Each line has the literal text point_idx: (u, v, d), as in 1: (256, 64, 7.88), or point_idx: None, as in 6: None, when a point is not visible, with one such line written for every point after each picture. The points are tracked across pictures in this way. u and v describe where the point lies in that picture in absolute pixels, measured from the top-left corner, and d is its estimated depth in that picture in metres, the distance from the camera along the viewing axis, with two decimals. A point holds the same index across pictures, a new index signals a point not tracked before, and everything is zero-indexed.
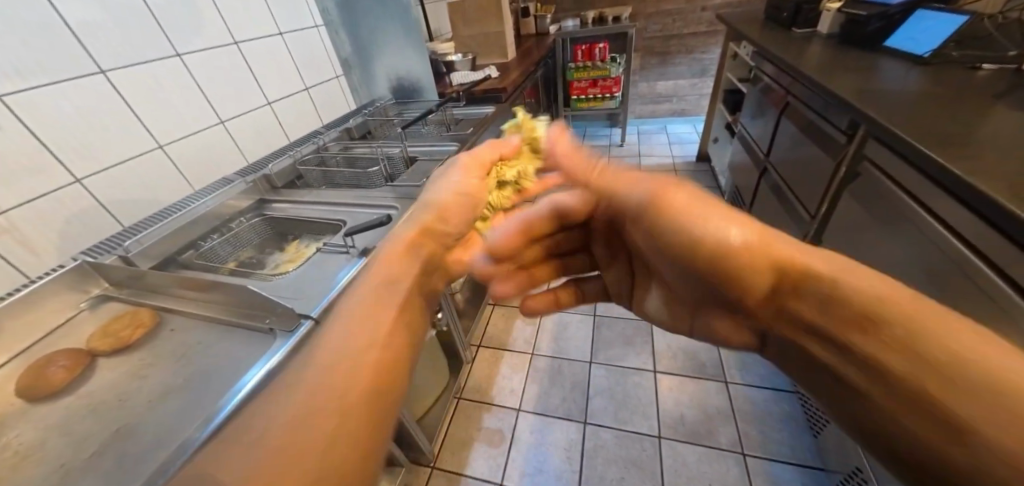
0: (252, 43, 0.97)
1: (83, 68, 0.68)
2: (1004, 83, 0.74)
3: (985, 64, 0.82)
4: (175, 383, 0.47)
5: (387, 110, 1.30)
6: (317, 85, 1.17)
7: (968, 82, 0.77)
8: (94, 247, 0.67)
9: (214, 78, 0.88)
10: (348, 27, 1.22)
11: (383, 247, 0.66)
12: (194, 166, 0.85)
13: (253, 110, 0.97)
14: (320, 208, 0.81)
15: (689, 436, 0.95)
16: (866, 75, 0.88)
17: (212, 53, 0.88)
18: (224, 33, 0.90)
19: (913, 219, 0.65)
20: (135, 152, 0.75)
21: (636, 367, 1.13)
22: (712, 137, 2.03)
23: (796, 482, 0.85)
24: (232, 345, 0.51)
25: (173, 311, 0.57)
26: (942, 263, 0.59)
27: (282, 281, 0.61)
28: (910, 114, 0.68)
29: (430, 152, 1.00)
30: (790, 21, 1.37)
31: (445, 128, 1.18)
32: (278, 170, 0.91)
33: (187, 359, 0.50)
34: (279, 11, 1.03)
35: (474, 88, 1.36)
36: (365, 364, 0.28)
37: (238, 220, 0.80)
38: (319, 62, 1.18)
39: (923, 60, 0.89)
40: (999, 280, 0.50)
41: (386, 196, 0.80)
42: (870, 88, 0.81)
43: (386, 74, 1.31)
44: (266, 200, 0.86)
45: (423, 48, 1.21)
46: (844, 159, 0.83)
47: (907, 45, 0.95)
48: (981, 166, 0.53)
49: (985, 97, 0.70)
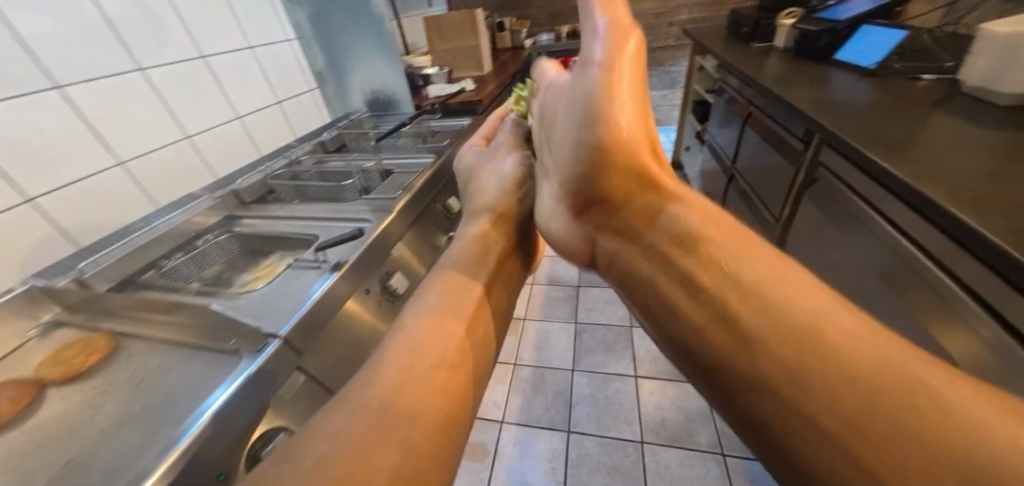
0: (220, 56, 0.95)
1: (37, 83, 0.65)
2: (942, 92, 0.79)
3: (924, 75, 0.88)
4: (132, 411, 0.45)
5: (363, 123, 1.29)
6: (289, 99, 1.16)
7: (911, 92, 0.82)
8: (50, 271, 0.65)
9: (179, 92, 0.86)
10: (320, 42, 1.21)
11: (356, 261, 0.65)
12: (158, 184, 0.82)
13: (222, 125, 0.95)
14: (292, 223, 0.79)
15: (671, 439, 0.96)
16: (820, 86, 0.93)
17: (178, 68, 0.86)
18: (191, 47, 0.88)
19: (866, 221, 0.69)
20: (94, 170, 0.72)
21: (618, 373, 1.14)
22: (684, 146, 2.09)
23: (773, 479, 0.87)
24: (193, 369, 0.49)
25: (133, 335, 0.54)
26: (894, 260, 0.63)
27: (249, 300, 0.59)
28: (859, 124, 0.72)
29: (405, 164, 1.00)
30: (749, 36, 1.44)
31: (421, 140, 1.17)
32: (247, 185, 0.89)
33: (146, 386, 0.47)
34: (247, 24, 1.02)
35: (449, 101, 1.37)
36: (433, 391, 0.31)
37: (204, 238, 0.77)
38: (292, 75, 1.17)
39: (870, 71, 0.95)
40: (943, 275, 0.53)
41: (362, 209, 0.79)
42: (823, 99, 0.86)
43: (360, 87, 1.30)
44: (235, 216, 0.83)
45: (397, 61, 1.22)
46: (802, 165, 0.87)
47: (854, 58, 1.02)
48: (921, 170, 0.56)
49: (925, 105, 0.75)
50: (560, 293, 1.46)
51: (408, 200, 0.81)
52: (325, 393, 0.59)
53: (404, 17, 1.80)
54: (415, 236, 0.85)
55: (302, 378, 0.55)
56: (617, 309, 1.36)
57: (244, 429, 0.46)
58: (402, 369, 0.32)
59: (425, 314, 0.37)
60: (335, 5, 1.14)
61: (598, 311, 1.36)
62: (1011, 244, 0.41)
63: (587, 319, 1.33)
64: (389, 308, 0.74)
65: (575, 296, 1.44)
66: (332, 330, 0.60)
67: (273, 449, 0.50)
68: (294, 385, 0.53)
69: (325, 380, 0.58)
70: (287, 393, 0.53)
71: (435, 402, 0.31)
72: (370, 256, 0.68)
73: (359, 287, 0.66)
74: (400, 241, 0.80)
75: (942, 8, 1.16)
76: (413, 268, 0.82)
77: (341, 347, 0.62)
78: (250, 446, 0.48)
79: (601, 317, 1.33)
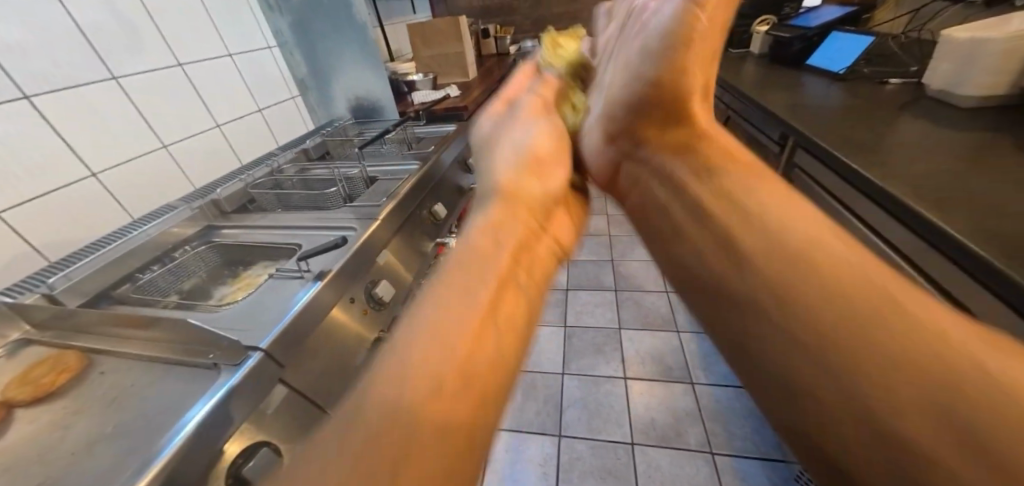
0: (198, 64, 0.93)
1: (3, 93, 0.62)
2: (908, 96, 0.83)
3: (890, 79, 0.91)
4: (104, 431, 0.43)
5: (347, 130, 1.28)
6: (270, 106, 1.14)
7: (879, 95, 0.86)
8: (16, 285, 0.62)
9: (155, 100, 0.84)
10: (302, 48, 1.20)
11: (340, 270, 0.64)
12: (133, 194, 0.80)
13: (200, 133, 0.93)
14: (274, 232, 0.78)
15: (660, 440, 0.97)
16: (795, 91, 0.96)
17: (154, 76, 0.84)
18: (168, 55, 0.87)
19: (840, 220, 0.71)
20: (65, 182, 0.69)
21: (608, 375, 1.15)
22: None
23: (761, 476, 0.88)
24: (171, 385, 0.47)
25: (106, 352, 0.52)
26: (867, 258, 0.65)
27: (229, 312, 0.57)
28: (831, 127, 0.75)
29: (391, 171, 0.99)
30: (727, 42, 1.48)
31: (406, 146, 1.17)
32: (227, 194, 0.87)
33: (120, 404, 0.46)
34: (226, 32, 1.00)
35: (434, 107, 1.36)
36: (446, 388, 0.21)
37: (182, 249, 0.76)
38: (273, 83, 1.15)
39: (840, 76, 0.99)
40: (912, 271, 0.55)
41: (346, 217, 0.78)
42: (798, 103, 0.89)
43: (344, 94, 1.29)
44: (214, 226, 0.82)
45: (381, 68, 1.21)
46: (779, 166, 0.90)
47: (824, 64, 1.06)
48: (889, 170, 0.58)
49: (892, 108, 0.78)
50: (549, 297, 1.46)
51: (393, 207, 0.80)
52: (310, 405, 0.58)
53: (388, 24, 1.80)
54: (401, 243, 0.84)
55: (285, 391, 0.54)
56: (605, 311, 1.37)
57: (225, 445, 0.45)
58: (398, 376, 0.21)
59: (422, 311, 0.25)
60: (317, 13, 1.13)
61: (587, 314, 1.37)
62: (973, 240, 0.43)
63: (576, 322, 1.34)
64: (375, 316, 0.73)
65: (564, 300, 1.44)
66: (316, 341, 0.59)
67: (256, 466, 0.48)
68: (276, 399, 0.53)
69: (309, 392, 0.57)
70: (269, 407, 0.52)
71: (436, 455, 0.19)
72: (354, 265, 0.68)
73: (344, 296, 0.65)
74: (386, 249, 0.79)
75: (907, 15, 1.21)
76: (400, 275, 0.82)
77: (326, 358, 0.61)
78: (230, 462, 0.46)
79: (591, 321, 1.34)
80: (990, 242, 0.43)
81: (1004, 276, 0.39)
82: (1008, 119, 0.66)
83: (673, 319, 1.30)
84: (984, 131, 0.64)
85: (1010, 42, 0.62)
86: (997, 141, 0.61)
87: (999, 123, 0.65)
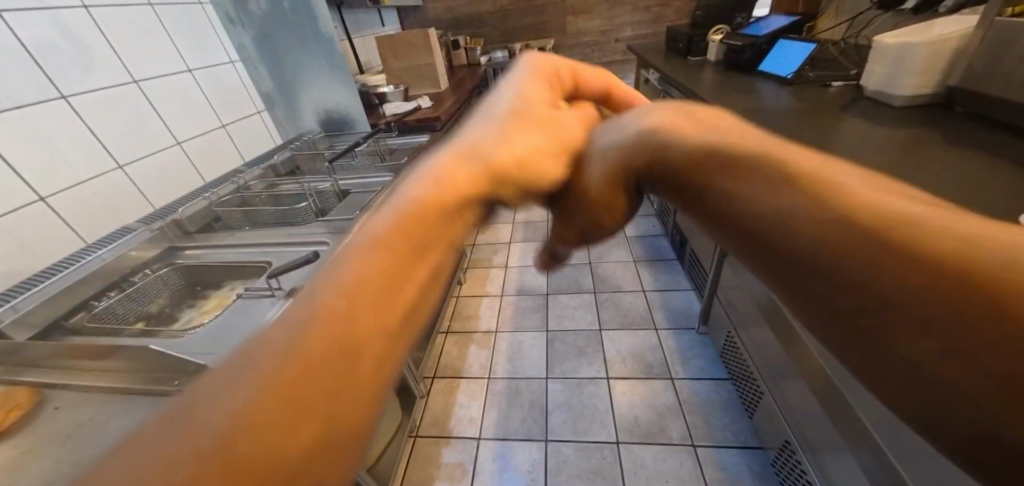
0: (156, 81, 0.90)
1: None
2: (848, 97, 0.90)
3: (833, 82, 0.99)
4: (60, 470, 0.40)
5: (317, 143, 1.26)
6: (235, 121, 1.11)
7: (824, 97, 0.92)
8: None
9: (110, 119, 0.80)
10: (267, 62, 1.18)
11: None
12: (84, 217, 0.75)
13: (159, 151, 0.89)
14: (242, 251, 0.75)
15: (644, 436, 0.99)
16: (749, 95, 1.03)
17: (107, 93, 0.80)
18: (122, 71, 0.84)
19: None
20: (10, 207, 0.65)
21: (591, 376, 1.16)
22: None
23: (740, 463, 0.91)
24: (134, 417, 0.45)
25: (60, 386, 0.49)
26: None
27: (195, 336, 0.55)
28: (783, 129, 0.80)
29: (364, 184, 0.98)
30: (686, 51, 1.56)
31: (379, 158, 1.16)
32: (190, 214, 0.84)
33: (79, 440, 0.43)
34: (184, 47, 0.98)
35: (406, 118, 1.36)
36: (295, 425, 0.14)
37: (141, 273, 0.72)
38: (237, 97, 1.12)
39: (788, 81, 1.06)
40: None
41: (318, 231, 0.77)
42: (754, 107, 0.95)
43: (312, 108, 1.28)
44: (177, 246, 0.79)
45: (350, 80, 1.21)
46: None
47: (776, 69, 1.12)
48: None
49: (835, 109, 0.85)
50: (530, 303, 1.47)
51: None
52: None
53: (356, 37, 1.79)
54: None
55: None
56: (586, 313, 1.39)
57: None
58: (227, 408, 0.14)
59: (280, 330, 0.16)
60: (282, 27, 1.12)
61: (568, 317, 1.38)
62: None
63: (557, 326, 1.35)
64: None
65: (544, 304, 1.46)
66: None
67: None
68: None
69: None
70: None
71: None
72: None
73: None
74: None
75: (846, 23, 1.31)
76: None
77: None
78: None
79: (572, 323, 1.36)
80: None
81: None
82: (937, 115, 0.73)
83: (651, 317, 1.33)
84: (917, 127, 0.70)
85: (932, 46, 0.69)
86: (927, 135, 0.67)
87: (929, 119, 0.72)
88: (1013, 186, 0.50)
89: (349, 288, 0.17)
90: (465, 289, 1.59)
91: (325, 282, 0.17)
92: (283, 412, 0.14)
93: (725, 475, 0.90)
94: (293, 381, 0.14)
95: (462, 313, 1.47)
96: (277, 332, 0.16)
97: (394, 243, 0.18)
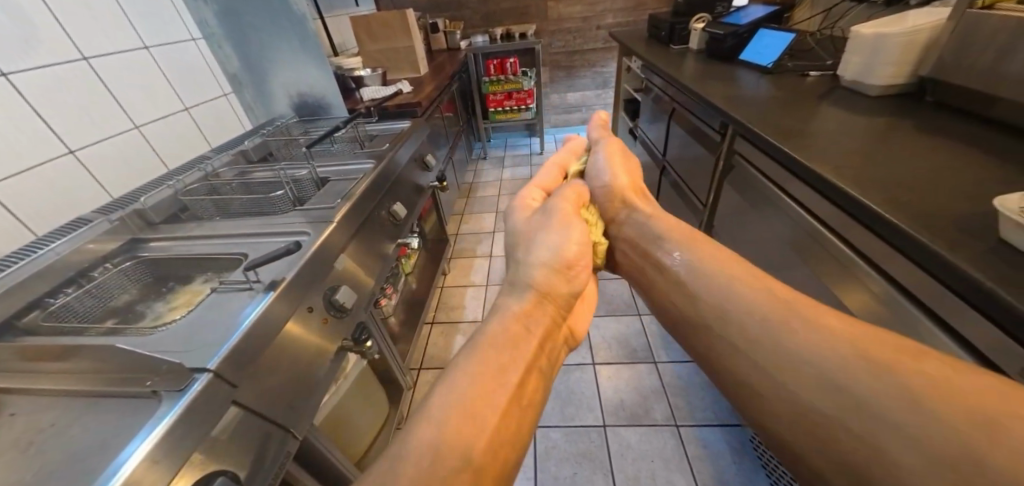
0: (108, 59, 0.83)
1: None
2: (825, 86, 0.92)
3: (810, 71, 1.01)
4: (20, 479, 0.37)
5: (291, 129, 1.20)
6: (199, 105, 1.03)
7: (802, 86, 0.95)
8: None
9: (57, 99, 0.73)
10: (233, 41, 1.10)
11: (295, 278, 0.60)
12: (33, 208, 0.69)
13: (115, 136, 0.82)
14: (213, 242, 0.71)
15: (629, 419, 1.01)
16: (730, 84, 1.04)
17: (55, 71, 0.73)
18: (69, 47, 0.76)
19: (775, 202, 0.77)
20: None
21: (577, 362, 1.18)
22: (618, 142, 2.12)
23: (721, 441, 0.95)
24: (102, 420, 0.42)
25: (15, 390, 0.45)
26: (801, 236, 0.71)
27: (165, 333, 0.52)
28: (764, 116, 0.82)
29: (344, 171, 0.94)
30: (667, 39, 1.56)
31: (358, 145, 1.12)
32: (154, 203, 0.79)
33: (42, 446, 0.40)
34: (138, 21, 0.89)
35: (385, 103, 1.31)
36: (476, 420, 0.32)
37: (102, 268, 0.67)
38: (200, 79, 1.05)
39: (767, 70, 1.08)
40: (836, 241, 0.62)
41: (296, 221, 0.73)
42: (734, 94, 0.96)
43: (284, 91, 1.20)
44: (140, 238, 0.73)
45: (324, 62, 1.14)
46: (720, 155, 0.97)
47: (755, 58, 1.14)
48: (816, 152, 0.65)
49: (813, 97, 0.87)
50: None
51: (348, 209, 0.76)
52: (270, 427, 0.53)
53: (328, 16, 1.70)
54: (361, 245, 0.82)
55: (237, 412, 0.49)
56: None
57: (171, 477, 0.40)
58: (440, 422, 0.31)
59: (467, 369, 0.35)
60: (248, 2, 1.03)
61: None
62: (885, 210, 0.49)
63: None
64: (337, 324, 0.70)
65: None
66: (275, 349, 0.56)
67: None
68: (229, 422, 0.48)
69: (267, 412, 0.53)
70: (221, 431, 0.47)
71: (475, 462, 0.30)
72: (310, 270, 0.63)
73: (302, 305, 0.62)
74: (343, 253, 0.75)
75: (821, 14, 1.34)
76: (360, 280, 0.79)
77: (285, 368, 0.57)
78: None
79: None
80: (897, 210, 0.49)
81: (913, 240, 0.45)
82: (909, 104, 0.76)
83: (634, 303, 1.35)
84: (890, 115, 0.73)
85: (907, 36, 0.71)
86: (900, 123, 0.69)
87: (902, 107, 0.75)
88: (980, 171, 0.53)
89: (487, 364, 0.35)
90: (449, 278, 1.57)
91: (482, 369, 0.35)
92: (465, 414, 0.32)
93: (707, 453, 0.93)
94: (474, 405, 0.32)
95: (446, 303, 1.46)
96: (462, 390, 0.33)
97: (510, 352, 0.36)
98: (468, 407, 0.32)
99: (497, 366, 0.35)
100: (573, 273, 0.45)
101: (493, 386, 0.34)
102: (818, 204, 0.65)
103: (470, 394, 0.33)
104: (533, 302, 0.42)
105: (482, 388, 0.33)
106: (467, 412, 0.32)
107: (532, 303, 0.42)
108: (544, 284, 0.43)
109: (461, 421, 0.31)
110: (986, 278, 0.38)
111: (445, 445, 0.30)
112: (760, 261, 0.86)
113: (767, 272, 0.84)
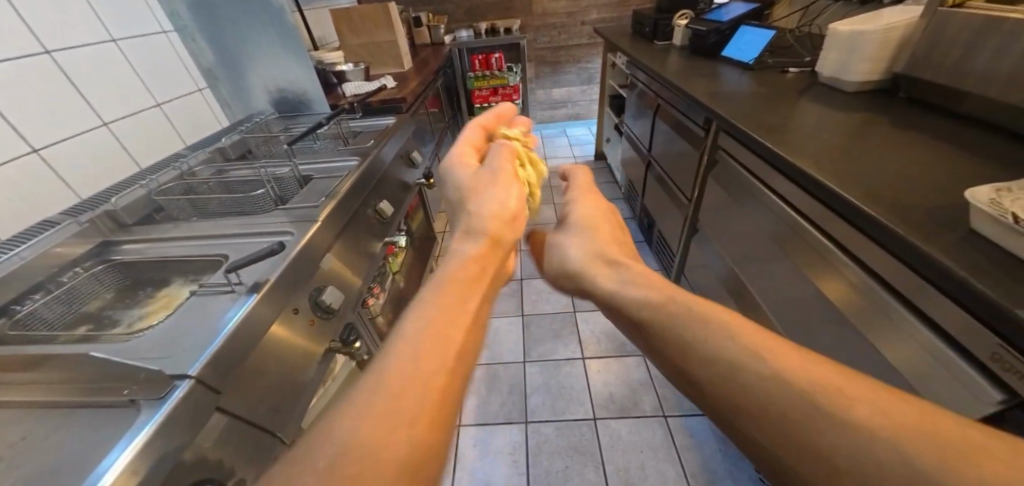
0: (71, 51, 0.78)
1: None
2: (805, 82, 0.94)
3: (790, 68, 1.04)
4: None
5: (270, 125, 1.16)
6: (171, 100, 0.99)
7: (782, 83, 0.97)
8: None
9: (17, 95, 0.69)
10: (207, 33, 1.05)
11: (279, 280, 0.58)
12: None
13: (81, 134, 0.78)
14: (191, 243, 0.68)
15: (619, 411, 1.03)
16: (713, 80, 1.06)
17: (15, 65, 0.69)
18: (30, 38, 0.71)
19: (757, 196, 0.79)
20: None
21: (567, 357, 1.18)
22: (604, 138, 2.14)
23: (707, 430, 0.97)
24: (77, 431, 0.40)
25: None
26: (783, 229, 0.72)
27: (142, 339, 0.50)
28: (746, 112, 0.83)
29: (327, 169, 0.92)
30: (651, 35, 1.57)
31: (341, 141, 1.09)
32: (126, 204, 0.75)
33: (11, 461, 0.38)
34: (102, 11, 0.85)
35: (368, 99, 1.28)
36: (423, 374, 0.28)
37: (71, 272, 0.64)
38: (171, 73, 1.00)
39: (749, 66, 1.10)
40: (817, 233, 0.63)
41: (278, 221, 0.71)
42: (717, 90, 0.97)
43: (262, 86, 1.16)
44: (111, 241, 0.70)
45: (304, 56, 1.10)
46: (705, 150, 0.99)
47: (737, 54, 1.16)
48: (796, 147, 0.66)
49: (793, 93, 0.89)
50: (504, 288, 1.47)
51: (333, 208, 0.74)
52: (257, 433, 0.52)
53: (307, 9, 1.65)
54: (347, 244, 0.80)
55: (223, 419, 0.48)
56: (559, 296, 1.41)
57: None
58: (385, 384, 0.27)
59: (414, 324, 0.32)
60: None
61: (543, 301, 1.40)
62: (863, 203, 0.51)
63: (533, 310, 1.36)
64: (324, 326, 0.69)
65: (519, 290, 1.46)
66: (260, 353, 0.54)
67: None
68: (213, 430, 0.46)
69: (252, 417, 0.51)
70: (206, 440, 0.45)
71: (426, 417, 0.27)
72: (295, 271, 0.62)
73: (287, 307, 0.60)
74: (328, 253, 0.73)
75: (799, 12, 1.37)
76: (347, 280, 0.77)
77: (270, 373, 0.56)
78: None
79: (546, 307, 1.37)
80: (876, 203, 0.51)
81: (890, 231, 0.47)
82: (884, 100, 0.78)
83: None
84: (867, 111, 0.75)
85: (882, 34, 0.74)
86: (877, 119, 0.71)
87: (878, 103, 0.77)
88: (951, 165, 0.55)
89: (438, 315, 0.33)
90: None
91: (434, 319, 0.32)
92: (411, 369, 0.28)
93: (694, 442, 0.95)
94: (423, 357, 0.29)
95: None
96: (408, 344, 0.30)
97: (458, 295, 0.35)
98: (409, 364, 0.29)
99: (444, 313, 0.33)
100: (517, 224, 0.45)
101: (446, 329, 0.31)
102: (800, 198, 0.66)
103: (415, 343, 0.30)
104: (483, 249, 0.41)
105: (433, 340, 0.30)
106: (414, 369, 0.29)
107: (485, 249, 0.41)
108: (493, 234, 0.42)
109: (408, 377, 0.28)
110: (959, 267, 0.40)
111: (386, 402, 0.26)
112: (744, 254, 0.88)
113: (751, 265, 0.86)
